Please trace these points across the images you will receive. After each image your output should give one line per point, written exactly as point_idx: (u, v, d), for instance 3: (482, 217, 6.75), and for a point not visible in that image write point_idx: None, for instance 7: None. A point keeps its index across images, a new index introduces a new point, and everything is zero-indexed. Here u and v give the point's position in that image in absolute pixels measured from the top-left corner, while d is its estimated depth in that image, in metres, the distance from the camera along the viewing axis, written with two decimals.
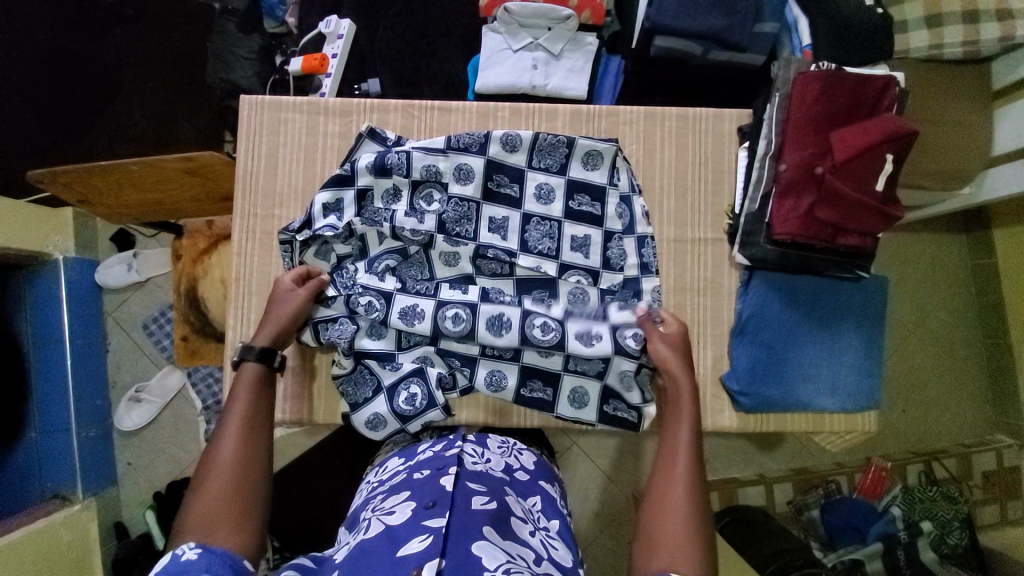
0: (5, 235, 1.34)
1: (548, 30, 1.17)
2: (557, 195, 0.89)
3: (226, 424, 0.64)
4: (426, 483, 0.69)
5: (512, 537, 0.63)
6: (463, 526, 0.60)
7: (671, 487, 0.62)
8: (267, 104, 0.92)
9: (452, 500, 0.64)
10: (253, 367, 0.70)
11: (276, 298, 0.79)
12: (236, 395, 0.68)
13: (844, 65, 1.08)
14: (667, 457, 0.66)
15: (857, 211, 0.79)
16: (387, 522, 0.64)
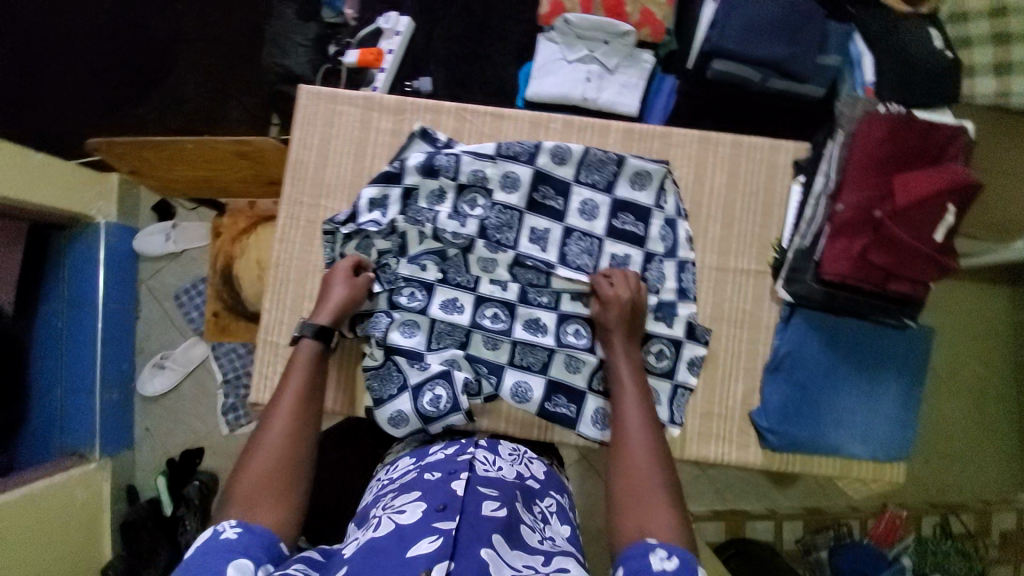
0: (55, 198, 1.39)
1: (605, 43, 1.17)
2: (601, 212, 0.89)
3: (281, 404, 0.70)
4: (436, 484, 0.68)
5: (520, 545, 0.62)
6: (473, 533, 0.60)
7: (632, 465, 0.66)
8: (325, 95, 0.93)
9: (463, 505, 0.64)
10: (308, 347, 0.75)
11: (331, 284, 0.82)
12: (292, 371, 0.73)
13: (907, 105, 1.05)
14: (620, 436, 0.69)
15: (911, 259, 0.77)
16: (397, 521, 0.63)
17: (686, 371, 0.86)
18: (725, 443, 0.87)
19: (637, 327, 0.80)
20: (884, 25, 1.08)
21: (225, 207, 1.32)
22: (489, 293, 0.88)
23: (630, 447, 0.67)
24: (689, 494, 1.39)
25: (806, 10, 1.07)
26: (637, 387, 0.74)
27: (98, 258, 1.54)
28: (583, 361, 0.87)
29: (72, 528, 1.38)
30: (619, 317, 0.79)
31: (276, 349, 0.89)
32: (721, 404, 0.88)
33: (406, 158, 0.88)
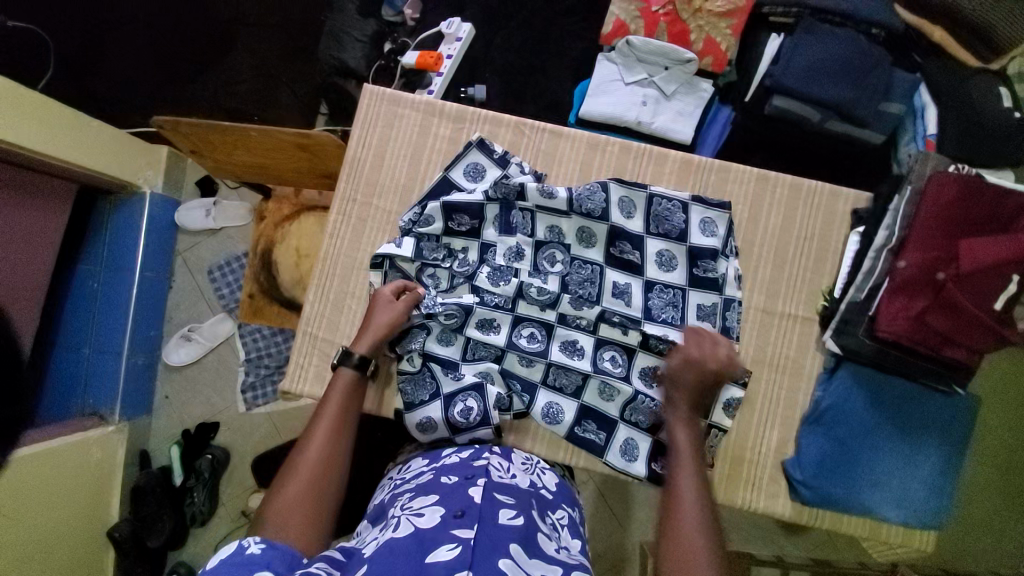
0: (109, 163, 1.41)
1: (665, 69, 1.15)
2: (678, 263, 0.88)
3: (320, 425, 0.70)
4: (454, 489, 0.66)
5: (537, 556, 0.60)
6: (491, 542, 0.57)
7: (691, 548, 0.59)
8: (387, 96, 0.94)
9: (480, 510, 0.62)
10: (347, 374, 0.76)
11: (375, 307, 0.83)
12: (331, 397, 0.74)
13: (970, 162, 1.02)
14: (677, 511, 0.62)
15: (971, 326, 0.74)
16: (416, 524, 0.61)
17: (722, 412, 0.84)
18: (753, 490, 0.86)
19: (713, 391, 0.75)
20: (948, 76, 1.05)
21: (271, 192, 1.34)
22: (526, 313, 0.87)
23: (689, 527, 0.61)
24: None
25: (875, 54, 1.03)
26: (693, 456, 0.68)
27: (140, 225, 1.57)
28: (618, 390, 0.86)
29: (85, 485, 1.37)
30: (695, 380, 0.75)
31: (314, 341, 0.90)
32: (753, 451, 0.87)
33: (451, 168, 0.90)
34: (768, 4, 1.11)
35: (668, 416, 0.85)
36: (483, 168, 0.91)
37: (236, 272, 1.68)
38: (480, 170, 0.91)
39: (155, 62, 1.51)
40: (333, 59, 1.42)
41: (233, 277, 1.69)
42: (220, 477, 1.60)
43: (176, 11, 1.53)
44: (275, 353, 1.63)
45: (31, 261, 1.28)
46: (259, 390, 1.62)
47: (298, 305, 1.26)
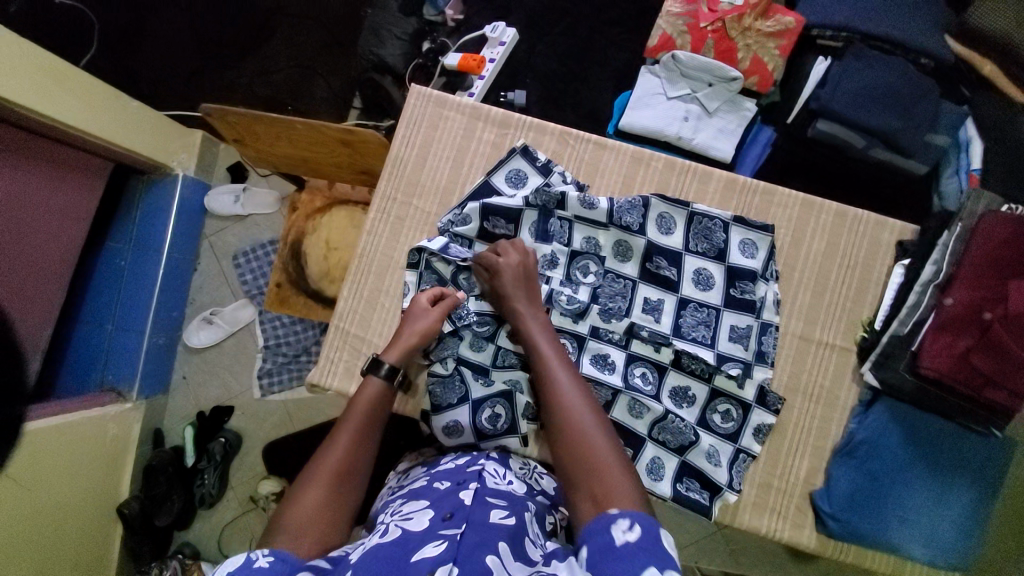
0: (145, 146, 1.41)
1: (709, 86, 1.13)
2: (715, 282, 0.87)
3: (341, 432, 0.70)
4: (445, 493, 0.67)
5: (526, 558, 0.59)
6: (480, 538, 0.59)
7: (584, 438, 0.65)
8: (433, 98, 0.95)
9: (469, 512, 0.63)
10: (376, 385, 0.74)
11: (411, 315, 0.82)
12: (356, 403, 0.73)
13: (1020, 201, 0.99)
14: (563, 410, 0.68)
15: (1018, 371, 0.72)
16: (406, 527, 0.61)
17: (750, 436, 0.84)
18: (778, 518, 0.85)
19: (535, 288, 0.81)
20: (999, 112, 1.02)
21: (304, 183, 1.35)
22: (560, 325, 0.85)
23: (579, 419, 0.67)
24: (702, 549, 1.34)
25: (925, 83, 1.01)
26: (562, 354, 0.75)
27: (169, 205, 1.57)
28: (648, 407, 0.84)
29: (101, 460, 1.37)
30: (514, 281, 0.80)
31: (345, 335, 0.90)
32: (781, 479, 0.85)
33: (494, 173, 0.90)
34: (819, 27, 1.09)
35: (697, 439, 0.84)
36: (526, 175, 0.91)
37: (259, 260, 1.68)
38: (523, 176, 0.91)
39: (199, 47, 1.52)
40: (373, 55, 1.43)
41: (257, 265, 1.69)
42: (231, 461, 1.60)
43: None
44: (294, 342, 1.64)
45: (65, 235, 1.30)
46: (275, 377, 1.62)
47: (326, 298, 1.27)
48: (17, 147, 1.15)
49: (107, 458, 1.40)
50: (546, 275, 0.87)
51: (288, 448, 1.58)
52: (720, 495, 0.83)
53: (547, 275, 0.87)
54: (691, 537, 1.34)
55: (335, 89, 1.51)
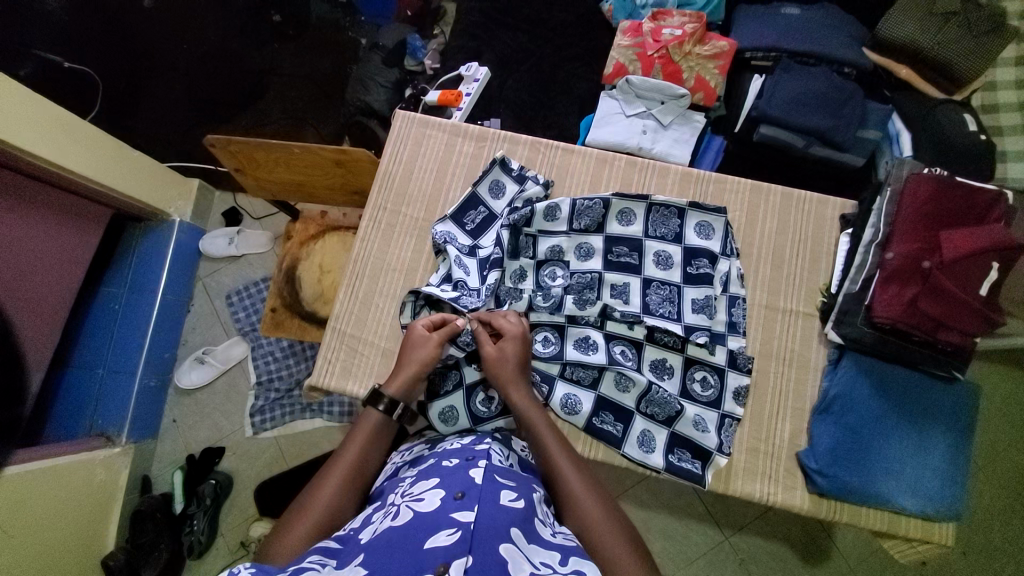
0: (142, 192, 1.44)
1: (661, 103, 1.27)
2: (674, 262, 0.94)
3: (332, 471, 0.70)
4: (454, 471, 0.65)
5: (537, 540, 0.58)
6: (492, 526, 0.56)
7: (589, 513, 0.65)
8: (417, 120, 1.08)
9: (481, 492, 0.60)
10: (373, 417, 0.76)
11: (411, 343, 0.83)
12: (351, 440, 0.74)
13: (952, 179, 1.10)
14: (567, 487, 0.68)
15: (961, 310, 0.80)
16: (416, 509, 0.59)
17: (731, 401, 0.89)
18: (769, 482, 0.87)
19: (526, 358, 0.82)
20: (915, 107, 1.16)
21: (297, 214, 1.39)
22: (537, 319, 0.92)
23: (582, 494, 0.67)
24: (712, 563, 1.28)
25: (849, 88, 1.16)
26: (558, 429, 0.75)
27: (166, 252, 1.57)
28: (632, 381, 0.88)
29: (82, 514, 1.28)
30: (509, 355, 0.80)
31: (342, 336, 0.97)
32: (767, 442, 0.89)
33: (479, 185, 0.99)
34: (751, 49, 1.26)
35: (682, 409, 0.87)
36: (505, 184, 1.01)
37: (253, 298, 1.65)
38: (502, 185, 1.01)
39: (200, 99, 1.64)
40: (360, 100, 1.56)
41: (251, 302, 1.66)
42: (223, 503, 1.50)
43: (217, 56, 1.66)
44: (288, 376, 1.57)
45: (61, 281, 1.28)
46: (268, 414, 1.54)
47: (321, 319, 1.29)
48: (10, 194, 1.14)
49: (91, 507, 1.32)
50: (521, 285, 0.94)
51: (279, 489, 1.46)
52: (711, 461, 0.87)
53: (522, 285, 0.94)
54: (699, 549, 1.28)
55: (325, 135, 1.63)
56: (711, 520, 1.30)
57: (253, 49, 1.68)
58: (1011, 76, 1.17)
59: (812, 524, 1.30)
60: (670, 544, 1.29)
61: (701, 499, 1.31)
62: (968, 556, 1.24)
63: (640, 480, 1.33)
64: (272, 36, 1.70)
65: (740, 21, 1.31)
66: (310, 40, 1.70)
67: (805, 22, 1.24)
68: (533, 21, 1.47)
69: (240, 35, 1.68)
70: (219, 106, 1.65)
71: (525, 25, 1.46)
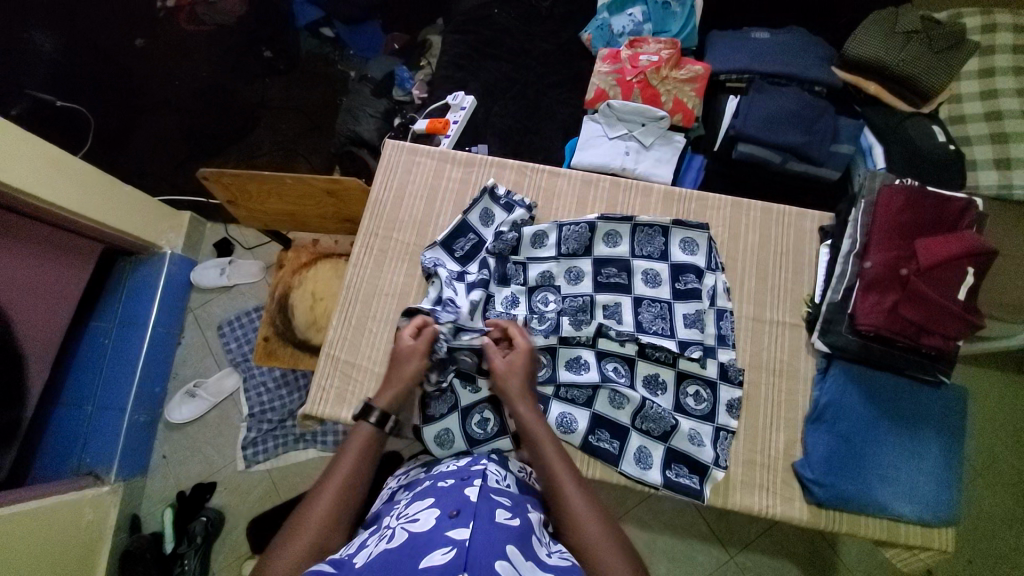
0: (132, 223, 1.44)
1: (642, 125, 1.32)
2: (662, 279, 0.96)
3: (324, 490, 0.68)
4: (449, 490, 0.65)
5: (533, 558, 0.57)
6: (487, 542, 0.55)
7: (588, 532, 0.64)
8: (406, 148, 1.12)
9: (476, 509, 0.60)
10: (366, 430, 0.75)
11: (397, 351, 0.83)
12: (345, 454, 0.73)
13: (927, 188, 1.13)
14: (566, 505, 0.68)
15: (943, 315, 0.82)
16: (412, 529, 0.58)
17: (724, 412, 0.90)
18: (767, 494, 0.88)
19: (529, 367, 0.82)
20: (887, 118, 1.21)
21: (289, 242, 1.39)
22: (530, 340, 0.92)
23: (583, 512, 0.66)
24: None
25: (819, 106, 1.21)
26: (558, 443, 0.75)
27: (157, 284, 1.55)
28: (627, 398, 0.88)
29: (70, 555, 1.24)
30: (509, 364, 0.81)
31: (336, 363, 0.97)
32: (763, 454, 0.89)
33: (471, 213, 1.01)
34: (724, 73, 1.32)
35: (677, 424, 0.88)
36: (494, 212, 1.03)
37: (245, 327, 1.63)
38: (492, 214, 1.03)
39: (191, 132, 1.67)
40: (350, 130, 1.60)
41: (243, 332, 1.64)
42: (214, 542, 1.45)
43: (209, 92, 1.70)
44: (281, 407, 1.55)
45: (49, 316, 1.27)
46: (261, 446, 1.51)
47: (314, 347, 1.29)
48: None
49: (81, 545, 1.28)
50: (513, 312, 0.95)
51: (274, 524, 1.42)
52: (709, 475, 0.87)
53: (513, 312, 0.95)
54: (704, 569, 1.26)
55: (316, 165, 1.65)
56: (715, 539, 1.29)
57: (246, 83, 1.72)
58: (973, 89, 1.21)
59: (816, 538, 1.29)
60: (674, 563, 1.27)
61: (704, 515, 1.30)
62: (973, 564, 1.24)
63: (642, 499, 1.32)
64: (263, 70, 1.74)
65: (712, 46, 1.37)
66: (300, 74, 1.75)
67: (775, 45, 1.30)
68: (516, 51, 1.52)
69: (232, 72, 1.72)
70: (211, 138, 1.67)
71: (508, 55, 1.52)
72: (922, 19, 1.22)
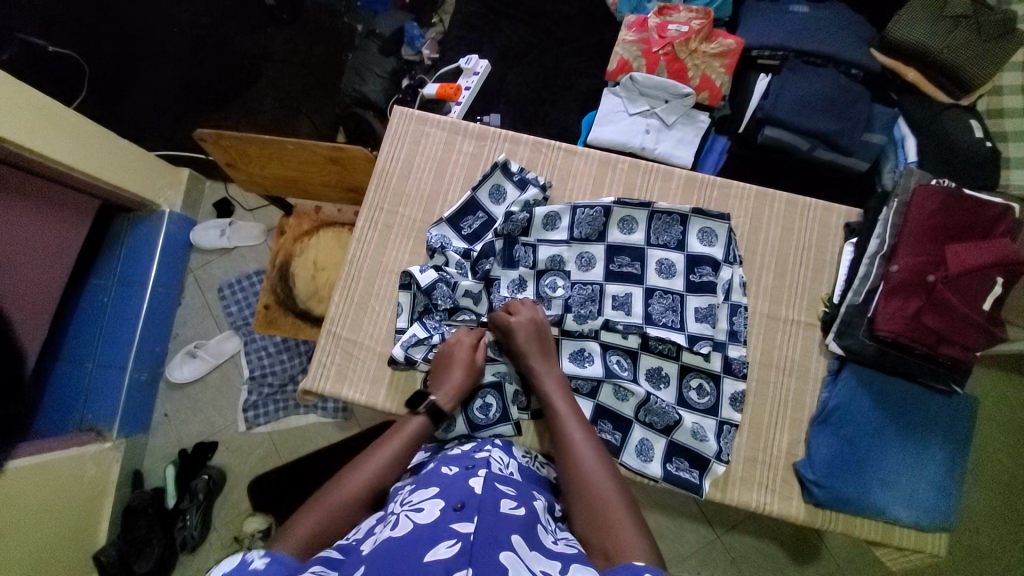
0: (129, 181, 1.39)
1: (665, 102, 1.24)
2: (677, 270, 0.93)
3: (369, 455, 0.72)
4: (453, 481, 0.64)
5: (538, 547, 0.57)
6: (493, 535, 0.55)
7: (601, 501, 0.63)
8: (415, 117, 1.05)
9: (480, 502, 0.59)
10: (416, 422, 0.76)
11: (461, 360, 0.84)
12: (393, 432, 0.75)
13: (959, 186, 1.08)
14: (581, 474, 0.67)
15: (964, 325, 0.79)
16: (416, 519, 0.57)
17: (728, 407, 0.89)
18: (766, 491, 0.88)
19: (547, 342, 0.83)
20: (923, 110, 1.14)
21: (291, 209, 1.36)
22: None
23: (600, 483, 0.66)
24: (704, 561, 1.29)
25: (855, 91, 1.14)
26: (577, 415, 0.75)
27: (155, 244, 1.52)
28: (630, 392, 0.87)
29: (72, 507, 1.26)
30: (526, 338, 0.82)
31: (337, 340, 0.95)
32: (765, 452, 0.89)
33: (479, 189, 0.97)
34: (757, 48, 1.23)
35: (680, 418, 0.87)
36: (506, 190, 0.98)
37: (246, 291, 1.61)
38: (503, 191, 0.98)
39: (189, 83, 1.58)
40: (356, 91, 1.52)
41: (243, 296, 1.61)
42: (215, 499, 1.48)
43: (209, 41, 1.60)
44: (281, 371, 1.55)
45: (46, 272, 1.24)
46: (261, 409, 1.52)
47: (315, 317, 1.27)
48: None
49: (82, 500, 1.30)
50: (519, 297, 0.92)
51: (274, 484, 1.45)
52: (709, 470, 0.86)
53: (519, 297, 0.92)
54: (691, 547, 1.29)
55: (319, 127, 1.58)
56: (704, 520, 1.31)
57: (246, 32, 1.62)
58: (1013, 81, 1.15)
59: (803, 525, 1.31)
60: (663, 543, 1.30)
61: (695, 499, 1.32)
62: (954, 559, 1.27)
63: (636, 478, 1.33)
64: (265, 20, 1.64)
65: (747, 17, 1.27)
66: (303, 26, 1.65)
67: (814, 20, 1.21)
68: (535, 12, 1.42)
69: (231, 19, 1.62)
70: (209, 92, 1.59)
71: (527, 16, 1.42)
72: (974, 3, 1.12)
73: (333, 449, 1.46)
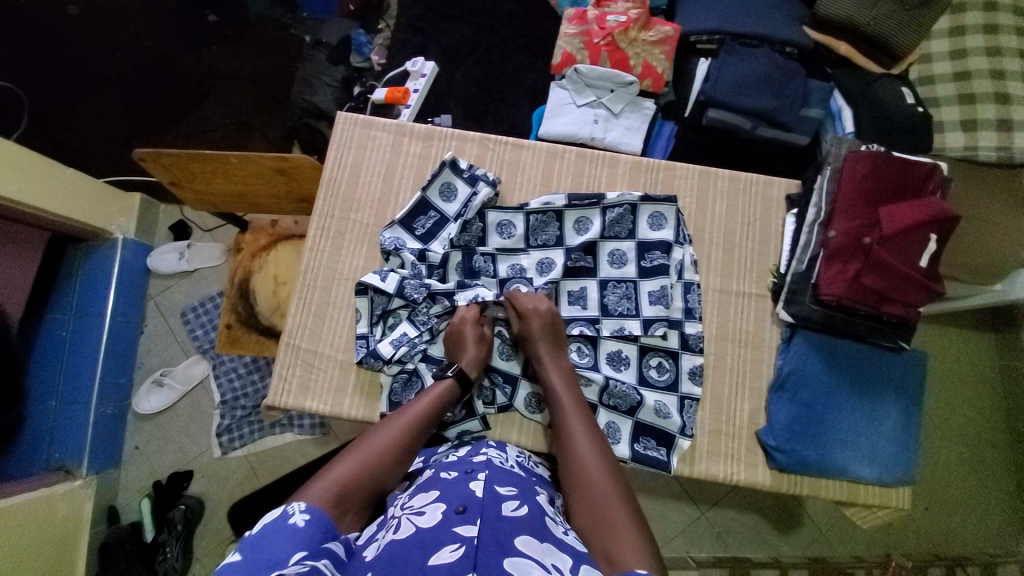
0: (79, 208, 1.33)
1: (610, 92, 1.26)
2: (629, 257, 0.94)
3: (394, 419, 0.72)
4: (453, 483, 0.63)
5: (547, 544, 0.57)
6: (498, 540, 0.54)
7: (601, 499, 0.64)
8: (360, 122, 1.05)
9: (483, 505, 0.58)
10: (448, 385, 0.80)
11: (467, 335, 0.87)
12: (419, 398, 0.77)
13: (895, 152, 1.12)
14: (581, 470, 0.68)
15: (903, 283, 0.83)
16: (417, 525, 0.56)
17: (688, 381, 0.91)
18: (733, 462, 0.90)
19: (560, 336, 0.86)
20: (857, 81, 1.18)
21: (247, 226, 1.33)
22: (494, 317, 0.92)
23: (598, 478, 0.66)
24: (690, 539, 1.30)
25: (790, 68, 1.17)
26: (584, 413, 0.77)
27: (113, 273, 1.46)
28: (591, 378, 0.87)
29: (46, 549, 1.22)
30: (541, 329, 0.85)
31: (296, 352, 0.94)
32: (728, 425, 0.91)
33: (430, 189, 0.97)
34: (694, 34, 1.26)
35: (641, 398, 0.88)
36: (456, 187, 0.98)
37: (210, 314, 1.56)
38: (454, 188, 0.98)
39: (134, 105, 1.53)
40: (306, 101, 1.49)
41: (207, 318, 1.56)
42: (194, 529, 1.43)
43: (151, 61, 1.55)
44: (252, 392, 1.51)
45: None
46: (235, 433, 1.47)
47: (278, 332, 1.24)
48: None
49: (54, 543, 1.25)
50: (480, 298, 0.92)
51: (253, 507, 1.41)
52: (675, 446, 0.88)
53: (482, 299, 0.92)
54: (678, 527, 1.31)
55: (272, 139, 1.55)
56: (687, 498, 1.33)
57: (189, 49, 1.58)
58: (943, 48, 1.18)
59: (783, 494, 1.34)
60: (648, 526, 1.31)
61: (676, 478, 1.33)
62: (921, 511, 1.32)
63: None
64: (207, 36, 1.60)
65: (685, 3, 1.30)
66: (248, 39, 1.61)
67: (747, 2, 1.24)
68: (480, 11, 1.43)
69: (172, 37, 1.58)
70: (156, 112, 1.54)
71: (471, 16, 1.43)
72: None
73: (312, 465, 1.43)
